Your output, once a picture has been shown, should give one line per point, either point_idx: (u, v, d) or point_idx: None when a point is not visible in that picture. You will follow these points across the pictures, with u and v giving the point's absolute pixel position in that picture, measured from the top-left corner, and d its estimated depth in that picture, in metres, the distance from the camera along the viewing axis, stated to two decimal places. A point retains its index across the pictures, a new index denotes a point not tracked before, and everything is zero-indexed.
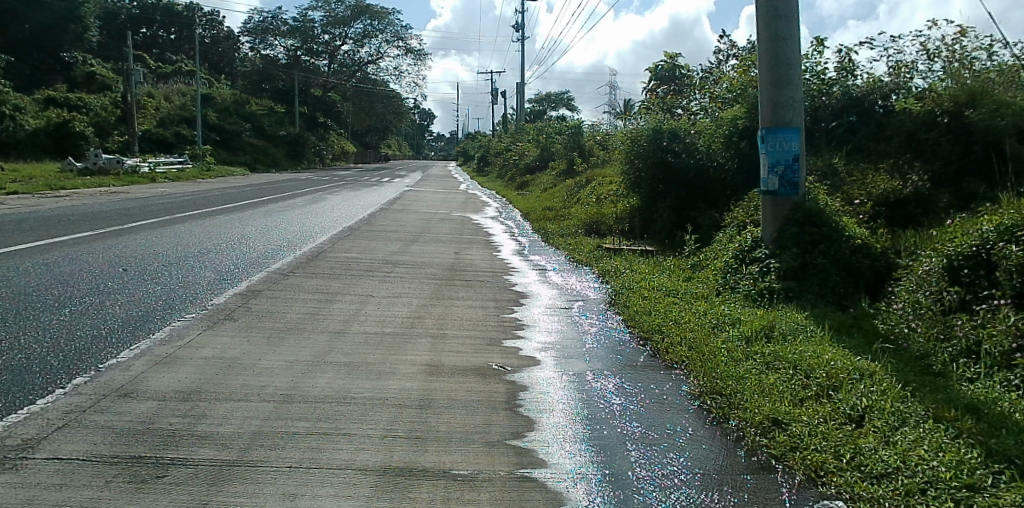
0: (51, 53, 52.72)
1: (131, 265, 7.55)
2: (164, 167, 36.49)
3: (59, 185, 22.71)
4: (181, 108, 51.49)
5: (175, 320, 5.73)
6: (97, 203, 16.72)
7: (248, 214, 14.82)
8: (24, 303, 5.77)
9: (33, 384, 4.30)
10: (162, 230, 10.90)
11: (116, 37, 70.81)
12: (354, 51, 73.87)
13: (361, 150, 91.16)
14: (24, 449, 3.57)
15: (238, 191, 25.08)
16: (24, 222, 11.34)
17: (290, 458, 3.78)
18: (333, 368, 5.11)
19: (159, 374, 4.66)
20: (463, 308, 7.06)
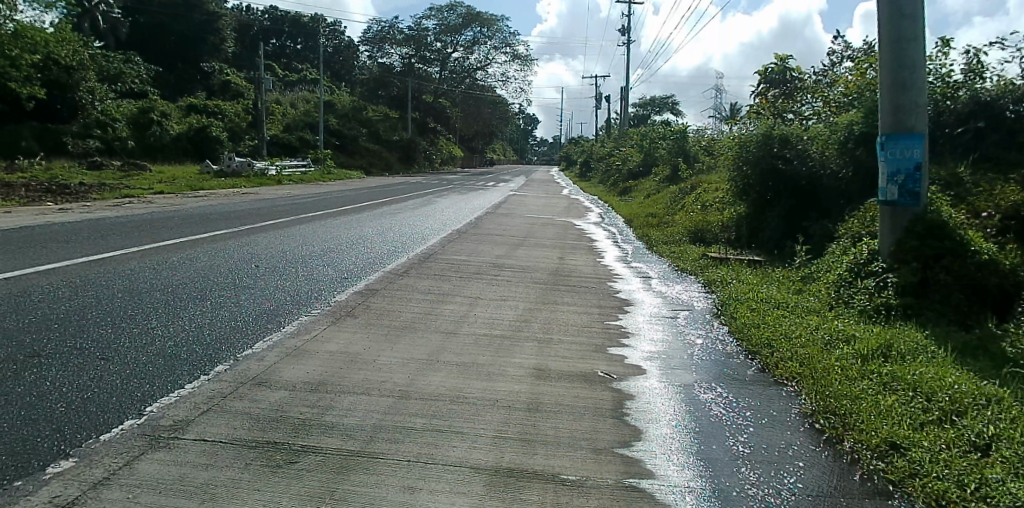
0: (191, 62, 57.55)
1: (263, 262, 8.09)
2: (291, 170, 38.62)
3: (201, 186, 24.62)
4: (305, 115, 54.56)
5: (303, 315, 6.09)
6: (231, 203, 18.04)
7: (366, 215, 15.51)
8: (174, 294, 6.31)
9: (181, 370, 4.69)
10: (289, 229, 11.60)
11: (248, 46, 76.09)
12: (462, 58, 75.56)
13: (467, 156, 92.99)
14: (175, 430, 3.97)
15: (355, 193, 26.40)
16: (168, 219, 12.39)
17: (409, 452, 3.97)
18: (444, 368, 5.28)
19: (290, 364, 4.98)
20: (568, 313, 7.12)
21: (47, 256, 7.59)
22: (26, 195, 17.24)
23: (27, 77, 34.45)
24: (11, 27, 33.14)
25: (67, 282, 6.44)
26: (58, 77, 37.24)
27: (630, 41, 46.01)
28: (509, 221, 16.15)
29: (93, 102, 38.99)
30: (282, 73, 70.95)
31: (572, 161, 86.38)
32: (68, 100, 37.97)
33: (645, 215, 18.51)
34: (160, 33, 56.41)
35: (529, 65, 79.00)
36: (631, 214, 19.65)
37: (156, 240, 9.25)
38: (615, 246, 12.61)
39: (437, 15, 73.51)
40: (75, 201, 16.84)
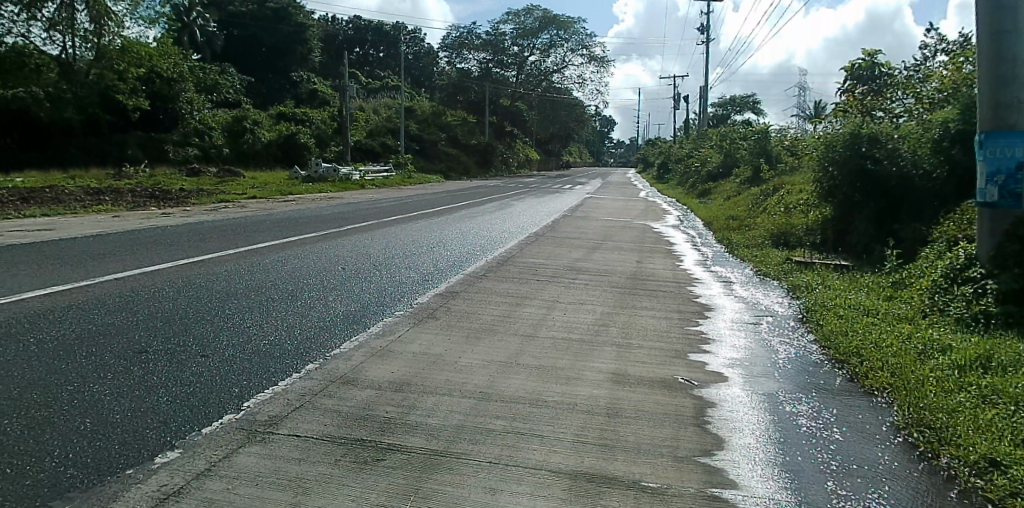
0: (281, 71, 60.41)
1: (347, 264, 8.38)
2: (375, 175, 39.59)
3: (290, 190, 25.72)
4: (387, 121, 56.12)
5: (387, 317, 6.27)
6: (318, 207, 18.75)
7: (444, 218, 15.82)
8: (267, 295, 6.63)
9: (276, 367, 4.93)
10: (372, 232, 11.96)
11: (333, 55, 78.91)
12: (538, 61, 74.82)
13: (544, 158, 93.11)
14: (270, 424, 4.17)
15: (435, 197, 26.92)
16: (261, 223, 13.00)
17: (490, 454, 4.03)
18: (524, 370, 5.32)
19: (376, 364, 5.14)
20: (647, 318, 7.04)
21: (152, 257, 8.11)
22: (133, 200, 18.48)
23: (133, 88, 38.77)
24: (119, 42, 37.44)
25: (171, 282, 6.86)
26: (161, 89, 40.59)
27: (708, 39, 44.90)
28: (586, 224, 16.08)
29: (191, 112, 42.02)
30: (365, 81, 73.26)
31: (649, 162, 84.87)
32: (170, 110, 41.28)
33: (726, 217, 18.03)
34: (252, 45, 59.49)
35: (606, 67, 78.15)
36: (710, 217, 19.13)
37: (250, 242, 9.73)
38: (693, 250, 12.36)
39: (514, 19, 73.77)
40: (177, 205, 17.92)
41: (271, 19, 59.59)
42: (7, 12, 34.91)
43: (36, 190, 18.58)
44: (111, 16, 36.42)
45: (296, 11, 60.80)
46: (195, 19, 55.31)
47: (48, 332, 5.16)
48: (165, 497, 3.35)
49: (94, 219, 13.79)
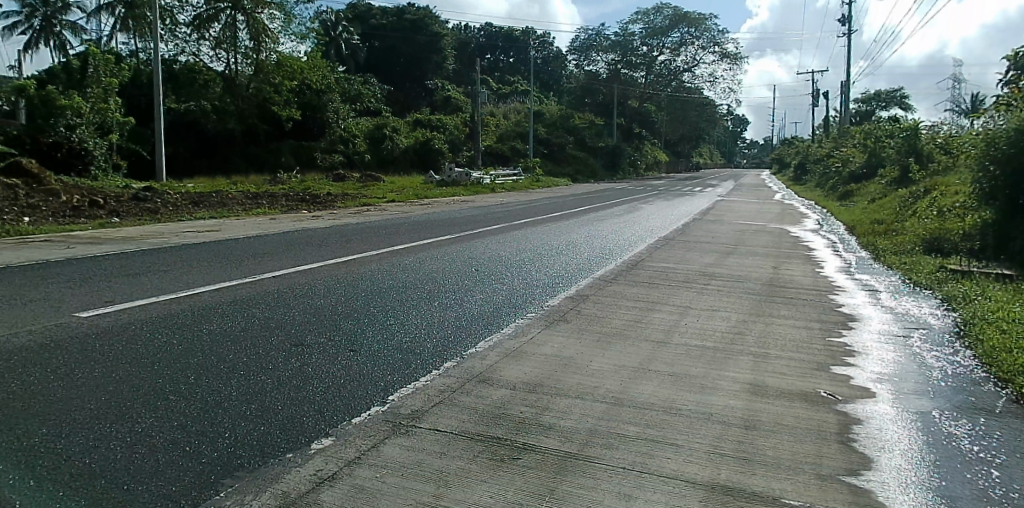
0: (417, 79, 63.88)
1: (478, 266, 8.61)
2: (502, 179, 40.20)
3: (425, 194, 26.80)
4: (517, 125, 57.19)
5: (519, 318, 6.38)
6: (451, 210, 19.42)
7: (570, 221, 15.86)
8: (407, 295, 6.95)
9: (417, 364, 5.17)
10: (504, 234, 12.22)
11: (466, 63, 81.60)
12: (668, 60, 71.72)
13: (674, 160, 90.90)
14: (413, 418, 4.39)
15: (561, 199, 27.09)
16: (400, 226, 13.65)
17: (623, 459, 4.02)
18: (656, 377, 5.27)
19: (511, 364, 5.27)
20: (785, 327, 6.73)
21: (301, 257, 8.73)
22: (287, 203, 20.00)
23: (287, 100, 41.64)
24: (274, 57, 39.79)
25: (319, 280, 7.36)
26: (311, 100, 43.20)
27: (852, 31, 41.82)
28: (719, 228, 15.59)
29: (337, 122, 43.94)
30: (496, 86, 74.90)
31: (785, 162, 80.18)
32: (318, 121, 43.72)
33: (870, 221, 16.85)
34: (392, 56, 63.04)
35: (740, 63, 74.27)
36: (852, 221, 17.91)
37: (387, 244, 10.25)
38: (834, 255, 11.64)
39: (643, 18, 70.93)
40: (324, 209, 19.22)
41: (408, 29, 62.43)
42: (182, 33, 39.10)
43: (206, 195, 20.56)
44: (268, 33, 39.00)
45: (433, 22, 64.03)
46: (341, 33, 59.72)
47: (219, 324, 5.71)
48: (321, 481, 3.64)
49: (253, 220, 15.07)
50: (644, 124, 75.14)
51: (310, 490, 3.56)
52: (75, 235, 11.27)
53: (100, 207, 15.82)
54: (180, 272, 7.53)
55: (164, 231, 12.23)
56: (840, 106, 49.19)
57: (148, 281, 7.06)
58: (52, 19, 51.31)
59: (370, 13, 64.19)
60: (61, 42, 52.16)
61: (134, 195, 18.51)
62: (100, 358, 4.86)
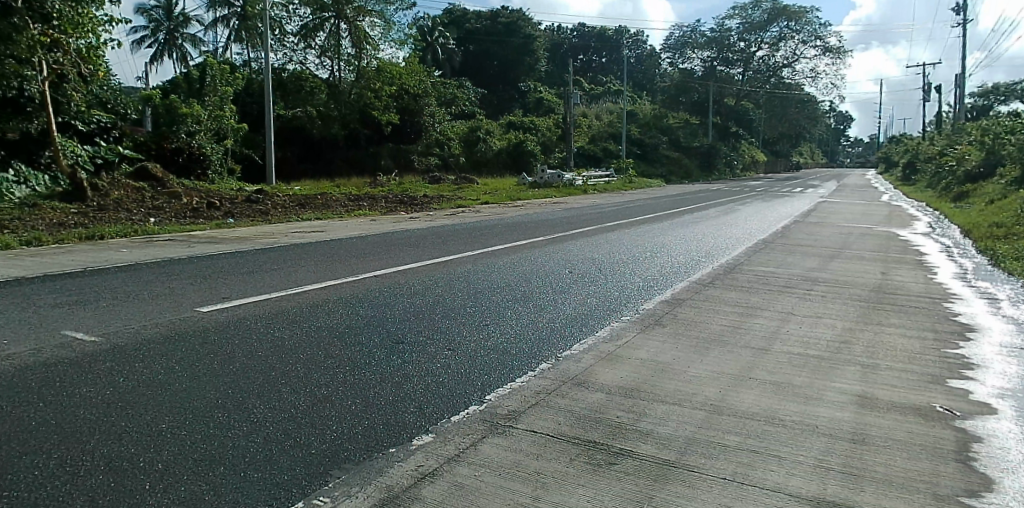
0: (511, 82, 64.92)
1: (571, 268, 8.62)
2: (594, 180, 39.92)
3: (517, 196, 27.07)
4: (609, 126, 57.09)
5: (615, 321, 6.33)
6: (541, 211, 19.54)
7: (663, 223, 15.57)
8: (502, 296, 7.03)
9: (513, 364, 5.22)
10: (597, 237, 12.17)
11: (559, 63, 81.85)
12: (768, 56, 69.11)
13: (773, 159, 87.63)
14: (510, 419, 4.43)
15: (653, 201, 26.59)
16: (495, 227, 13.87)
17: (723, 470, 3.92)
18: (758, 385, 5.11)
19: (607, 368, 5.24)
20: (894, 337, 6.37)
21: (398, 258, 8.98)
22: (386, 205, 20.68)
23: (387, 105, 42.48)
24: (375, 64, 42.06)
25: (417, 280, 7.55)
26: (410, 105, 43.87)
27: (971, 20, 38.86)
28: (822, 230, 14.96)
29: (434, 125, 45.10)
30: (588, 87, 74.68)
31: (892, 160, 75.58)
32: (415, 125, 44.37)
33: (990, 224, 15.69)
34: (486, 59, 65.01)
35: (843, 57, 70.47)
36: (968, 224, 16.72)
37: (482, 245, 10.41)
38: (949, 261, 10.92)
39: (741, 13, 68.17)
40: (421, 210, 19.75)
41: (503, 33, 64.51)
42: (290, 43, 41.16)
43: (312, 197, 21.60)
44: (369, 40, 41.36)
45: (525, 24, 64.88)
46: (436, 38, 59.74)
47: (325, 321, 5.97)
48: (423, 476, 3.73)
49: (355, 221, 15.67)
50: (741, 123, 72.94)
51: (413, 484, 3.66)
52: (197, 234, 12.10)
53: (217, 208, 16.93)
54: (289, 271, 7.93)
55: (274, 231, 12.93)
56: (956, 101, 45.81)
57: (260, 278, 7.47)
58: (175, 32, 54.86)
59: (465, 17, 65.80)
60: (182, 54, 55.59)
61: (248, 197, 19.80)
62: (222, 350, 5.18)
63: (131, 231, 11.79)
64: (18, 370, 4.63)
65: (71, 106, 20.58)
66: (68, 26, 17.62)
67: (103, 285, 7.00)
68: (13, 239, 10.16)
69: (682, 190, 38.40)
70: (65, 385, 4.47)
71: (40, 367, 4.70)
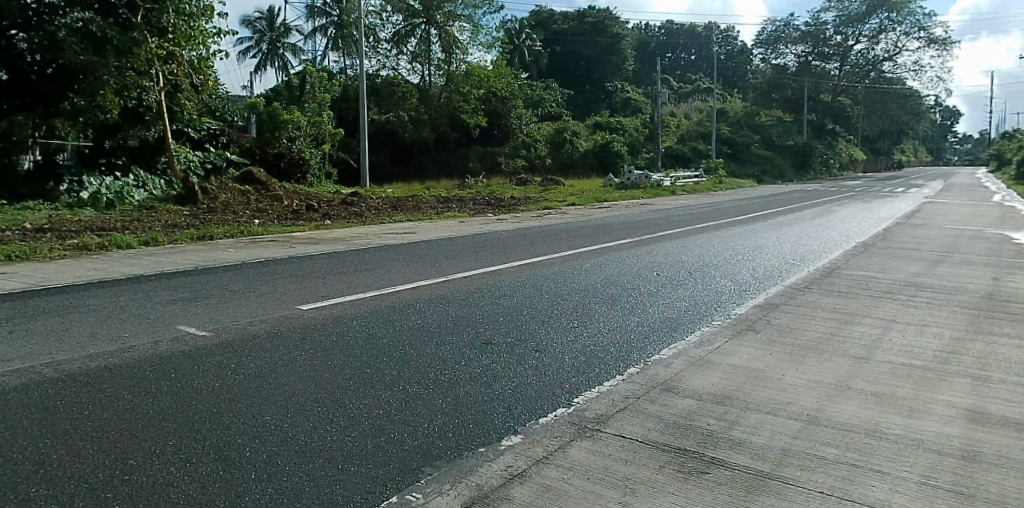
0: (598, 82, 64.99)
1: (659, 270, 8.49)
2: (683, 180, 38.95)
3: (604, 197, 26.85)
4: (699, 125, 56.31)
5: (705, 326, 6.19)
6: (629, 213, 19.31)
7: (755, 225, 15.09)
8: (589, 298, 7.00)
9: (601, 368, 5.20)
10: (686, 239, 11.92)
11: (647, 62, 80.95)
12: (866, 50, 65.34)
13: (874, 158, 83.09)
14: (598, 423, 4.41)
15: (743, 202, 25.80)
16: (583, 229, 13.86)
17: (820, 483, 3.75)
18: (858, 396, 4.87)
19: (698, 374, 5.13)
20: (1012, 348, 5.90)
21: (485, 259, 9.11)
22: (474, 207, 21.00)
23: (474, 108, 44.04)
24: (463, 67, 42.43)
25: (505, 282, 7.63)
26: (496, 107, 45.21)
27: None
28: (930, 233, 14.08)
29: (522, 127, 45.90)
30: (676, 85, 73.42)
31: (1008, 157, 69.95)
32: (503, 127, 45.73)
33: None
34: (573, 59, 65.59)
35: (951, 47, 65.85)
36: None
37: (568, 247, 10.41)
38: None
39: (838, 5, 64.98)
40: (508, 212, 19.91)
41: (589, 32, 65.07)
42: (384, 50, 41.84)
43: (403, 199, 22.21)
44: (458, 44, 41.64)
45: (613, 23, 64.77)
46: (524, 40, 61.95)
47: (417, 320, 6.13)
48: (512, 477, 3.77)
49: (445, 223, 16.00)
50: (838, 119, 69.57)
51: (502, 484, 3.70)
52: (297, 235, 12.65)
53: (314, 210, 17.71)
54: (382, 271, 8.18)
55: (368, 232, 13.42)
56: None
57: (355, 278, 7.76)
58: (277, 42, 57.57)
59: (552, 19, 67.02)
60: (284, 62, 58.15)
61: (344, 199, 20.64)
62: (322, 347, 5.40)
63: (237, 232, 12.47)
64: (140, 362, 4.99)
65: (183, 113, 21.61)
66: (182, 39, 18.78)
67: (213, 283, 7.43)
68: (134, 240, 10.91)
69: (774, 190, 37.01)
70: (181, 376, 4.78)
71: (158, 359, 5.05)
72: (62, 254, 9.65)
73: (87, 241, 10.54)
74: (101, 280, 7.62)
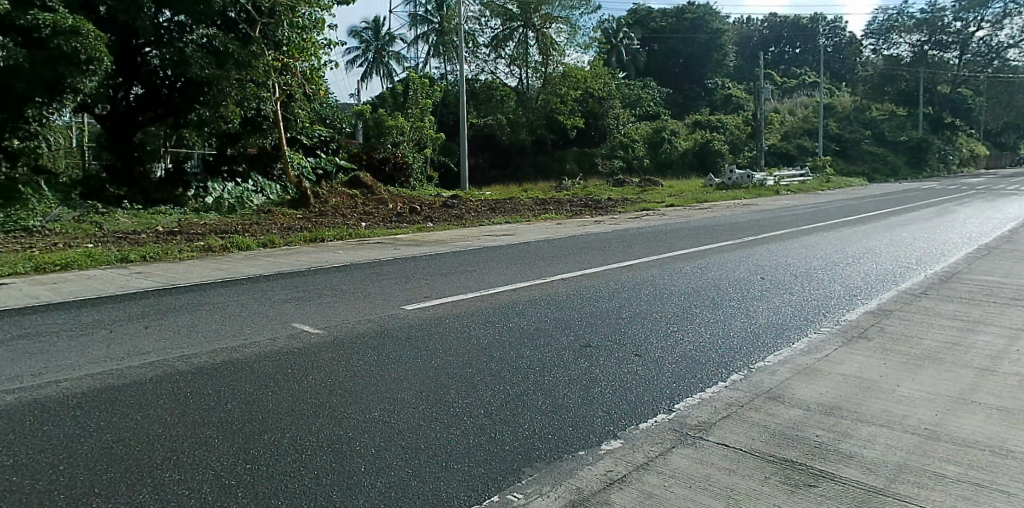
0: (697, 80, 64.99)
1: (763, 274, 8.22)
2: (787, 179, 37.26)
3: (704, 197, 26.20)
4: (804, 122, 54.13)
5: (812, 333, 5.96)
6: (732, 214, 18.73)
7: (866, 226, 14.31)
8: (689, 302, 6.89)
9: (702, 374, 5.11)
10: (791, 240, 11.46)
11: (749, 57, 78.39)
12: (988, 36, 60.26)
13: (1001, 153, 76.61)
14: (700, 430, 4.34)
15: (853, 201, 24.48)
16: (683, 230, 13.60)
17: (940, 502, 3.53)
18: (982, 411, 4.54)
19: (805, 382, 4.95)
20: None
21: (583, 261, 9.10)
22: (571, 208, 20.98)
23: (572, 109, 43.46)
24: (561, 69, 42.52)
25: (603, 284, 7.62)
26: (594, 108, 45.08)
27: None
28: None
29: (619, 127, 45.23)
30: (781, 80, 70.52)
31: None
32: (600, 128, 45.55)
33: None
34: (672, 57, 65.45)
35: None
36: None
37: (666, 249, 10.25)
38: None
39: None
40: (604, 213, 19.77)
41: (688, 30, 64.78)
42: (482, 54, 42.62)
43: (501, 202, 22.48)
44: (555, 46, 41.88)
45: (713, 18, 65.10)
46: (621, 39, 61.29)
47: (515, 321, 6.23)
48: (612, 481, 3.77)
49: (542, 225, 16.06)
50: (960, 111, 64.67)
51: (602, 489, 3.70)
52: (401, 237, 13.04)
53: (417, 213, 18.25)
54: (481, 272, 8.35)
55: (468, 234, 13.71)
56: None
57: (456, 278, 7.96)
58: (382, 51, 59.31)
59: (650, 16, 67.12)
60: (389, 70, 59.96)
61: (444, 202, 21.18)
62: (427, 346, 5.58)
63: (346, 235, 13.00)
64: (259, 357, 5.32)
65: (298, 122, 22.97)
66: (294, 51, 20.73)
67: (324, 283, 7.80)
68: (253, 242, 11.59)
69: (887, 189, 34.73)
70: (296, 372, 5.06)
71: (276, 354, 5.38)
72: (189, 255, 10.37)
73: (212, 243, 11.31)
74: (225, 279, 8.14)
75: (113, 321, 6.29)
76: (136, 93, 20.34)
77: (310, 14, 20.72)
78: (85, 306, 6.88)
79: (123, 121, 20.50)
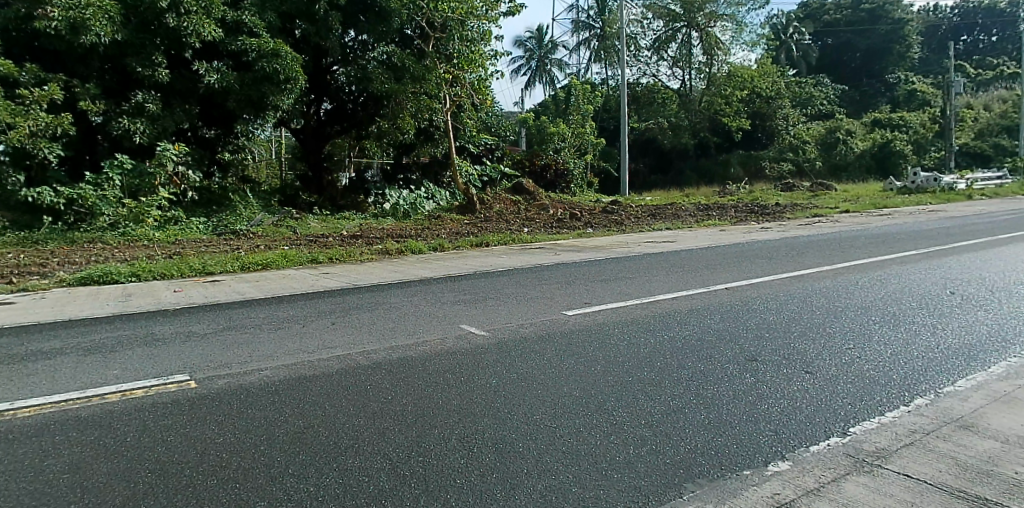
0: (877, 75, 60.22)
1: (951, 288, 7.52)
2: (983, 183, 33.25)
3: (884, 204, 23.98)
4: (1002, 117, 47.99)
5: (1012, 357, 5.38)
6: (916, 221, 17.08)
7: None
8: (866, 317, 6.47)
9: (879, 396, 4.80)
10: (985, 251, 10.32)
11: (937, 48, 71.18)
12: None
13: None
14: (878, 457, 4.09)
15: None
16: (861, 238, 12.65)
17: None
18: None
19: (1002, 412, 4.50)
20: None
21: (748, 270, 8.79)
22: (736, 215, 20.13)
23: (737, 110, 41.74)
24: (726, 69, 40.38)
25: (768, 295, 7.34)
26: (761, 109, 42.91)
27: None
28: None
29: (788, 128, 42.75)
30: (976, 72, 62.98)
31: None
32: (767, 129, 43.44)
33: None
34: (848, 50, 61.39)
35: None
36: None
37: (839, 258, 9.65)
38: None
39: None
40: (772, 220, 18.76)
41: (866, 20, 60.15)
42: (645, 57, 42.49)
43: (662, 208, 21.96)
44: (720, 45, 39.99)
45: (897, 7, 59.68)
46: (791, 34, 58.00)
47: (676, 331, 6.17)
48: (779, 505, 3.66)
49: (706, 232, 15.63)
50: None
51: None
52: (561, 243, 13.21)
53: (576, 219, 18.38)
54: (641, 279, 8.32)
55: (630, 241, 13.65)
56: None
57: (618, 285, 8.00)
58: (545, 59, 59.69)
59: (824, 10, 63.44)
60: (551, 77, 60.31)
61: (603, 208, 21.13)
62: (590, 353, 5.68)
63: (509, 240, 13.39)
64: (430, 356, 5.67)
65: (467, 132, 23.91)
66: (464, 63, 21.20)
67: (490, 288, 8.12)
68: (425, 246, 12.22)
69: None
70: (465, 372, 5.34)
71: (447, 354, 5.72)
72: (368, 258, 11.18)
73: (390, 246, 12.13)
74: (400, 282, 8.69)
75: (307, 317, 6.97)
76: (325, 108, 22.09)
77: (478, 26, 21.33)
78: (281, 302, 7.68)
79: (316, 135, 22.49)
